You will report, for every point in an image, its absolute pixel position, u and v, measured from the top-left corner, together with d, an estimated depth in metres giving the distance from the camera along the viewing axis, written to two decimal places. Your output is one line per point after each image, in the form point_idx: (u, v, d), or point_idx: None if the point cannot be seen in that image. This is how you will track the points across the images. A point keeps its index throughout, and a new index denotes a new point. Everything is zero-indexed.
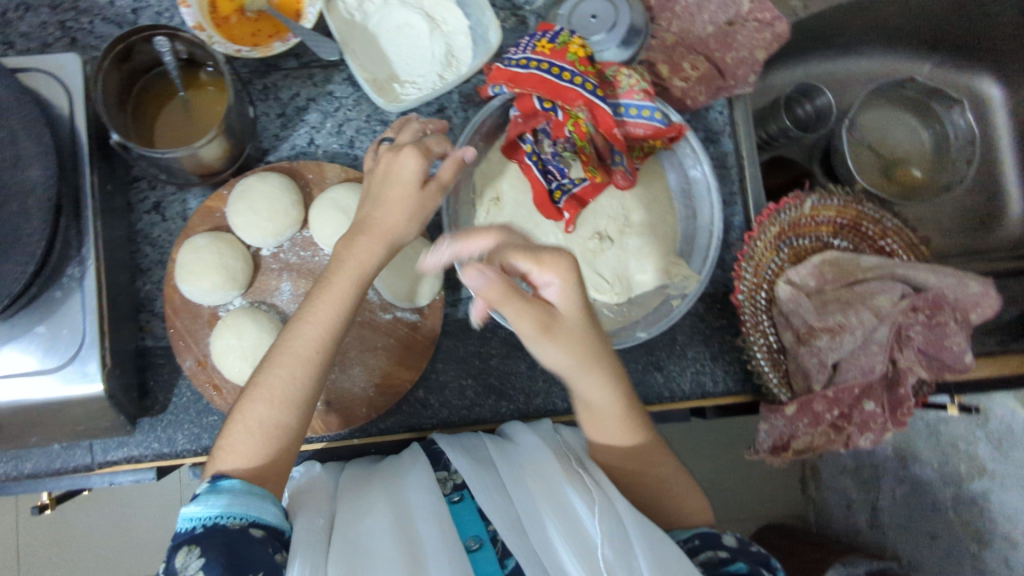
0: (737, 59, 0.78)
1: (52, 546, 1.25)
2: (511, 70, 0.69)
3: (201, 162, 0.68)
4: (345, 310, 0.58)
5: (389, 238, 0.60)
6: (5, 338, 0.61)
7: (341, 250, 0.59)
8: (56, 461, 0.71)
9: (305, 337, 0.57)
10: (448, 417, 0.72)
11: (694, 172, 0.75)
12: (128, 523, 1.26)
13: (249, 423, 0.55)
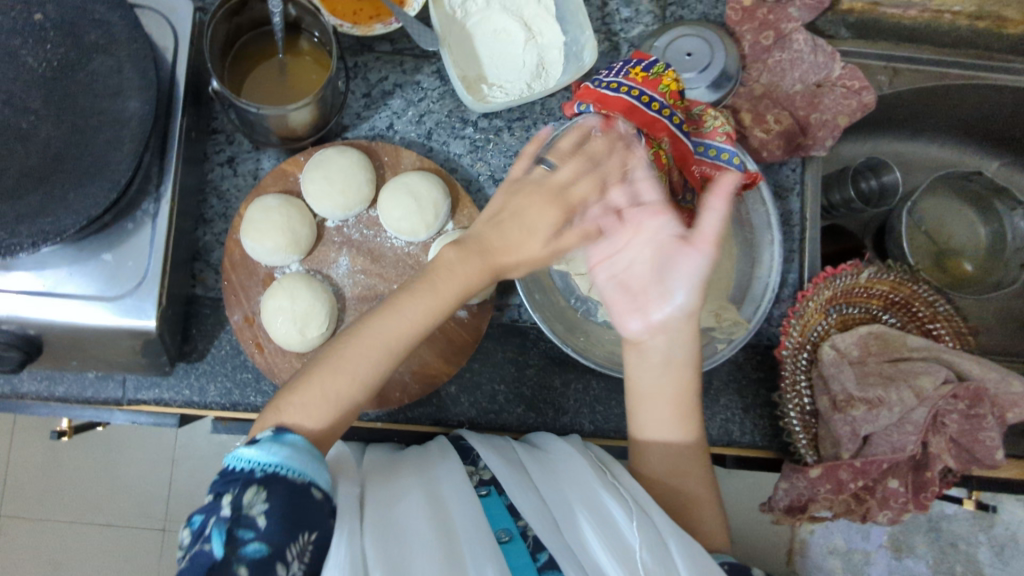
0: (820, 121, 0.78)
1: (41, 477, 1.25)
2: (599, 91, 0.68)
3: (288, 125, 0.69)
4: (438, 312, 0.59)
5: (496, 267, 0.61)
6: (72, 260, 0.62)
7: (453, 262, 0.60)
8: (87, 390, 0.71)
9: (396, 324, 0.58)
10: (475, 417, 0.72)
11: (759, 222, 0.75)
12: (122, 469, 1.25)
13: (318, 388, 0.55)
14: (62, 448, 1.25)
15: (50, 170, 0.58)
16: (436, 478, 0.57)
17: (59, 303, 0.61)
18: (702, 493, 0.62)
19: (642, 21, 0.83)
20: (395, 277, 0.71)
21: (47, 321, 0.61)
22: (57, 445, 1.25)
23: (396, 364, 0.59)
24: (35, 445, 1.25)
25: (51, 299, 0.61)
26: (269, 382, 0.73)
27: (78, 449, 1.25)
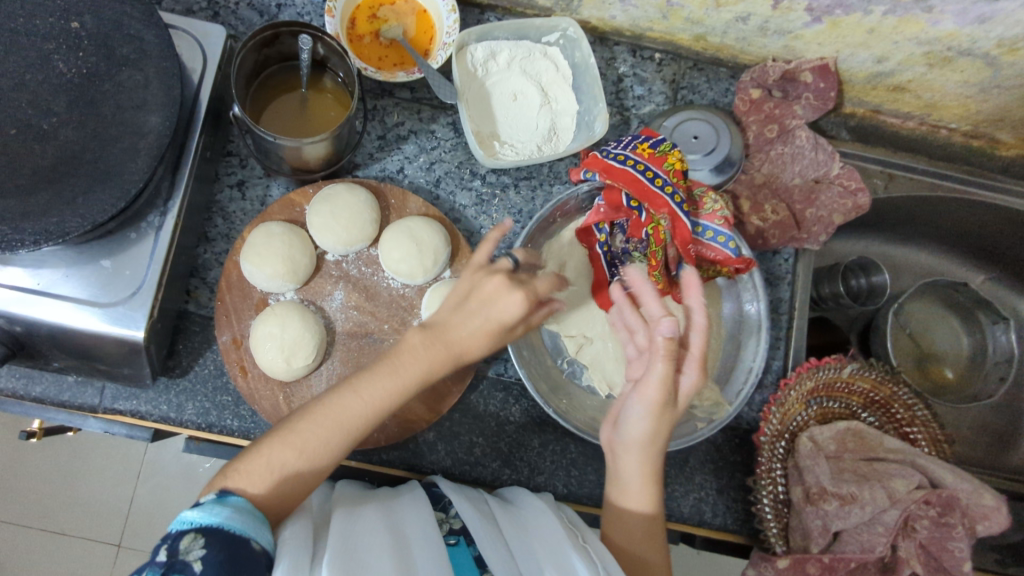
0: (816, 216, 0.81)
1: None
2: (605, 162, 0.72)
3: (302, 157, 0.70)
4: (400, 398, 0.56)
5: (461, 354, 0.57)
6: (71, 262, 0.63)
7: (417, 346, 0.56)
8: (64, 393, 0.71)
9: (352, 409, 0.54)
10: (449, 467, 0.72)
11: (749, 307, 0.76)
12: (81, 480, 1.23)
13: (272, 454, 0.53)
14: (21, 452, 1.21)
15: (63, 174, 0.59)
16: (402, 512, 0.57)
17: (50, 303, 0.61)
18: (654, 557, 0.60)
19: (654, 100, 0.86)
20: (386, 317, 0.71)
21: (34, 320, 0.61)
22: (14, 449, 1.21)
23: (352, 444, 0.55)
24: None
25: (43, 299, 0.61)
26: (247, 406, 0.72)
27: (37, 454, 1.22)
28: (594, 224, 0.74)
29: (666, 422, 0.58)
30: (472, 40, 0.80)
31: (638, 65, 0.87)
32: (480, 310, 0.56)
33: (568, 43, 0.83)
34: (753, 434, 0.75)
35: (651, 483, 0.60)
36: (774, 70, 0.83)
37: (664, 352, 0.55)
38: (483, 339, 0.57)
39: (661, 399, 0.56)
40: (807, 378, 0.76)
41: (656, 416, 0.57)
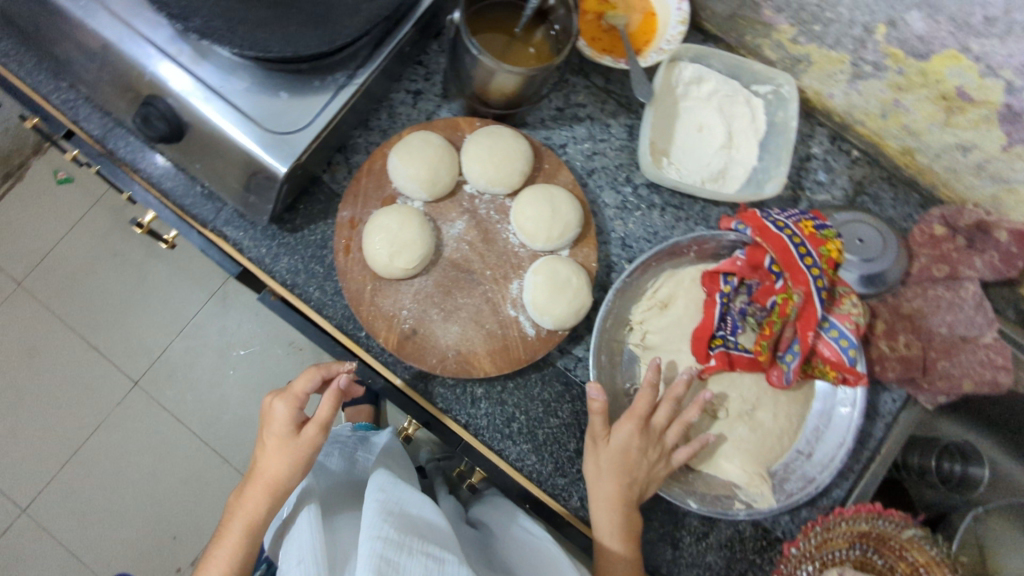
0: (945, 372, 0.75)
1: (70, 275, 1.41)
2: (763, 221, 0.70)
3: (491, 86, 0.70)
4: (249, 531, 0.62)
5: (273, 486, 0.62)
6: (255, 82, 0.66)
7: (243, 497, 0.63)
8: (188, 199, 0.75)
9: (214, 560, 0.61)
10: (483, 426, 0.71)
11: (841, 417, 0.71)
12: (134, 309, 1.41)
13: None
14: (99, 261, 1.42)
15: (289, 2, 0.63)
16: (412, 498, 0.66)
17: (223, 108, 0.65)
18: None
19: (833, 192, 0.82)
20: (491, 265, 0.71)
21: (199, 113, 0.65)
22: (94, 258, 1.42)
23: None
24: (81, 247, 1.42)
25: (215, 101, 0.65)
26: (333, 283, 0.74)
27: (105, 271, 1.41)
28: (724, 273, 0.72)
29: (614, 459, 0.64)
30: (686, 57, 0.79)
31: (832, 153, 0.83)
32: (267, 445, 0.64)
33: (776, 100, 0.80)
34: (785, 543, 0.73)
35: (620, 506, 0.64)
36: (969, 215, 0.79)
37: (598, 410, 0.64)
38: (279, 481, 0.62)
39: (601, 437, 0.65)
40: (867, 521, 0.70)
41: (600, 452, 0.65)
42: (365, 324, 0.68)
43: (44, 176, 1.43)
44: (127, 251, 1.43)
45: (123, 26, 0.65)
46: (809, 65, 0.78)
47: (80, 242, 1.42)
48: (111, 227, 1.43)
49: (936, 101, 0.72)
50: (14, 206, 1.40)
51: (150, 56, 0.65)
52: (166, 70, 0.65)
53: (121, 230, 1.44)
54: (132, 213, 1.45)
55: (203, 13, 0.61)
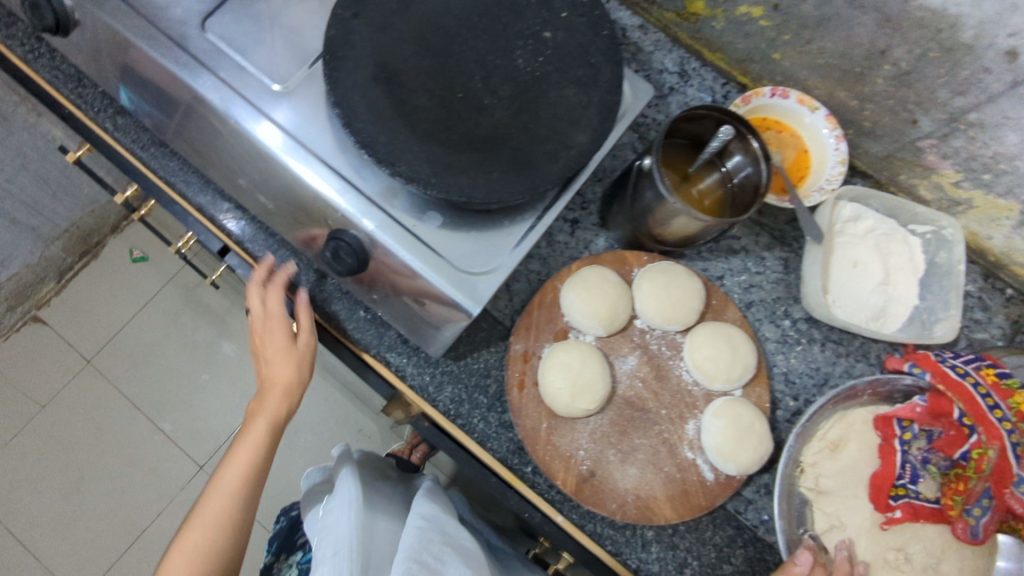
0: None
1: (143, 357, 1.44)
2: (941, 367, 0.71)
3: (670, 227, 0.70)
4: (264, 446, 0.65)
5: (291, 392, 0.68)
6: (444, 219, 0.65)
7: (256, 419, 0.66)
8: (351, 324, 0.72)
9: (231, 469, 0.63)
10: (656, 572, 0.68)
11: None
12: (202, 390, 1.44)
13: (184, 557, 0.60)
14: (169, 339, 1.46)
15: (490, 147, 0.64)
16: (452, 526, 0.78)
17: (327, 175, 0.64)
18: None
19: (992, 330, 0.83)
20: (666, 403, 0.69)
21: (291, 169, 0.64)
22: (164, 336, 1.46)
23: (256, 485, 0.65)
24: (152, 324, 1.46)
25: (308, 157, 0.64)
26: (496, 415, 0.70)
27: (174, 354, 1.45)
28: (903, 419, 0.71)
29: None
30: (844, 198, 0.80)
31: (986, 291, 0.84)
32: (275, 354, 0.68)
33: (936, 241, 0.80)
34: None
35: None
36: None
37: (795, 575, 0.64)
38: (284, 402, 0.67)
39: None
40: None
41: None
42: (542, 464, 0.66)
43: (120, 254, 1.49)
44: (197, 335, 1.46)
45: (227, 88, 0.63)
46: (970, 208, 0.80)
47: (152, 320, 1.46)
48: (181, 308, 1.47)
49: None
50: (89, 283, 1.47)
51: (243, 114, 0.63)
52: (261, 130, 0.63)
53: (193, 311, 1.47)
54: (202, 294, 1.48)
55: (409, 158, 0.62)
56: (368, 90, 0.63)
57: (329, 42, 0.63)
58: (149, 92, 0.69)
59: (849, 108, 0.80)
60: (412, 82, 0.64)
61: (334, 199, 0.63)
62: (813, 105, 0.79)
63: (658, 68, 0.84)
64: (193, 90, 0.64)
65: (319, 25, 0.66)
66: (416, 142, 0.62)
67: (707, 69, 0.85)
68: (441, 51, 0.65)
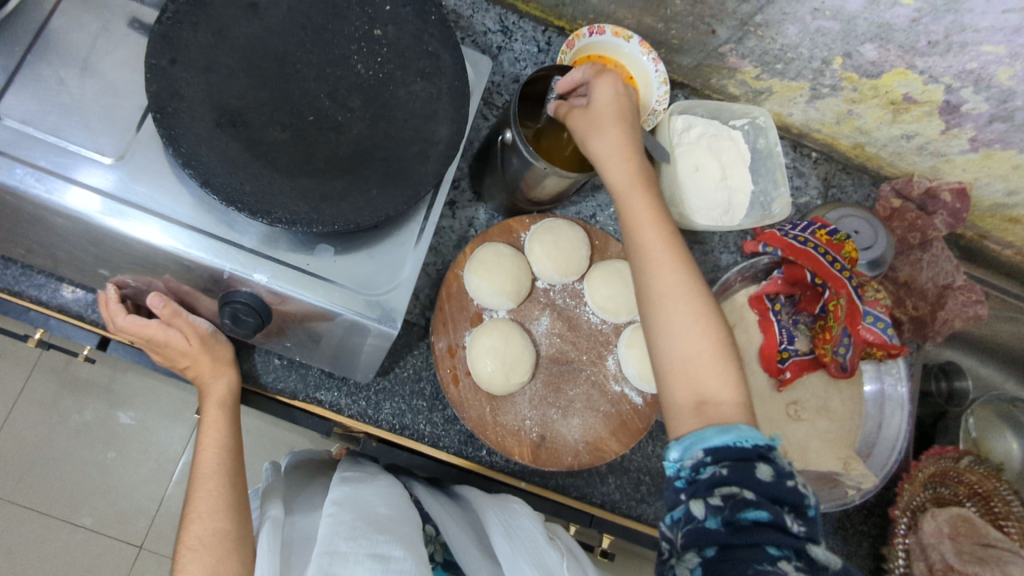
0: (943, 319, 0.96)
1: (23, 460, 1.15)
2: (789, 242, 0.82)
3: (542, 188, 0.73)
4: (227, 429, 0.64)
5: (226, 365, 0.66)
6: (331, 251, 0.62)
7: (212, 414, 0.65)
8: (269, 375, 0.70)
9: (205, 458, 0.62)
10: (618, 499, 0.76)
11: (893, 390, 0.87)
12: (113, 471, 1.18)
13: (194, 547, 0.56)
14: (55, 433, 1.17)
15: (359, 165, 0.62)
16: (370, 497, 0.61)
17: (179, 233, 0.58)
18: (698, 347, 0.55)
19: (810, 192, 0.99)
20: (586, 348, 0.75)
21: (122, 232, 0.57)
22: (48, 429, 1.17)
23: (237, 470, 0.63)
24: (28, 424, 1.17)
25: (146, 216, 0.57)
26: (440, 412, 0.73)
27: (68, 442, 1.17)
28: (770, 294, 0.84)
29: (608, 117, 0.63)
30: (675, 113, 0.88)
31: (798, 159, 1.00)
32: (195, 352, 0.63)
33: (754, 130, 0.91)
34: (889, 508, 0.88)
35: (672, 245, 0.58)
36: (919, 184, 0.99)
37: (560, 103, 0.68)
38: (230, 378, 0.66)
39: (619, 151, 0.62)
40: (933, 462, 0.89)
41: (612, 130, 0.63)
42: (497, 446, 0.69)
43: None
44: (86, 417, 1.18)
45: (43, 170, 0.56)
46: (770, 95, 0.92)
47: (27, 418, 1.17)
48: (59, 393, 1.18)
49: (885, 106, 0.88)
50: None
51: (47, 184, 0.56)
52: (71, 197, 0.56)
53: (71, 391, 1.19)
54: (79, 369, 1.20)
55: (282, 203, 0.59)
56: (215, 138, 0.58)
57: (155, 99, 0.57)
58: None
59: (656, 31, 0.86)
60: (259, 118, 0.60)
61: (204, 260, 0.58)
62: (626, 35, 0.84)
63: (480, 31, 0.87)
64: (11, 189, 0.55)
65: (137, 79, 0.61)
66: (286, 179, 0.59)
67: (525, 20, 0.89)
68: (276, 77, 0.62)
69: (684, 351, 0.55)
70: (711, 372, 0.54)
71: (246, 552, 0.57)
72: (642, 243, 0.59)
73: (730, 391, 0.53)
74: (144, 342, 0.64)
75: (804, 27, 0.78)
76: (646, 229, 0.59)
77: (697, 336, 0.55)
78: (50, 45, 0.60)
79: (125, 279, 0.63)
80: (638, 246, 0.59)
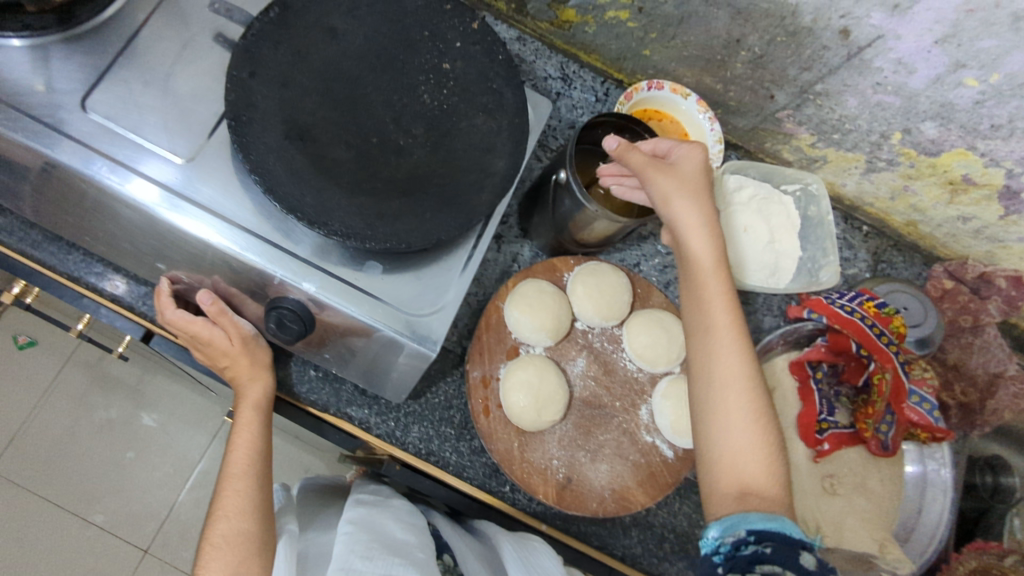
0: (992, 407, 0.92)
1: (48, 450, 1.17)
2: (835, 309, 0.81)
3: (591, 231, 0.74)
4: (258, 432, 0.64)
5: (264, 369, 0.66)
6: (379, 267, 0.63)
7: (244, 416, 0.65)
8: (302, 385, 0.70)
9: (235, 458, 0.62)
10: (639, 553, 0.74)
11: (936, 475, 0.84)
12: (130, 471, 1.19)
13: (218, 545, 0.56)
14: (78, 428, 1.19)
15: (415, 188, 0.64)
16: (389, 522, 0.60)
17: (238, 236, 0.60)
18: (752, 442, 0.55)
19: (858, 264, 0.98)
20: (620, 394, 0.74)
21: (174, 225, 0.59)
22: (74, 423, 1.19)
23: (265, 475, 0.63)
24: (56, 416, 1.18)
25: (206, 216, 0.59)
26: (466, 443, 0.73)
27: (91, 438, 1.19)
28: (813, 360, 0.82)
29: (693, 190, 0.61)
30: (727, 172, 0.88)
31: (848, 231, 1.00)
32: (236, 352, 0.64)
33: (806, 196, 0.91)
34: None
35: (739, 332, 0.58)
36: (973, 268, 0.97)
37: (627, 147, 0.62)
38: (266, 383, 0.66)
39: (698, 223, 0.60)
40: (974, 555, 0.84)
41: (704, 201, 0.61)
42: (522, 482, 0.68)
43: None
44: (111, 415, 1.20)
45: (118, 162, 0.59)
46: (825, 163, 0.92)
47: (56, 410, 1.19)
48: (89, 389, 1.21)
49: (944, 186, 0.87)
50: None
51: (120, 177, 0.58)
52: (134, 187, 0.58)
53: (100, 389, 1.21)
54: (111, 367, 1.22)
55: (339, 217, 0.60)
56: (282, 149, 0.61)
57: (231, 106, 0.60)
58: (12, 172, 0.61)
59: (714, 91, 0.88)
60: (325, 134, 0.63)
61: (258, 263, 0.60)
62: (684, 92, 0.86)
63: (542, 77, 0.90)
64: (88, 176, 0.58)
65: (216, 87, 0.64)
66: (344, 195, 0.61)
67: (586, 70, 0.92)
68: (346, 98, 0.64)
69: (738, 443, 0.55)
70: (759, 467, 0.54)
71: (266, 557, 0.57)
72: (711, 320, 0.58)
73: (773, 490, 0.54)
74: (188, 338, 0.65)
75: (865, 99, 0.78)
76: (717, 308, 0.58)
77: (747, 431, 0.55)
78: (139, 46, 0.63)
79: (178, 273, 0.64)
80: (708, 324, 0.58)
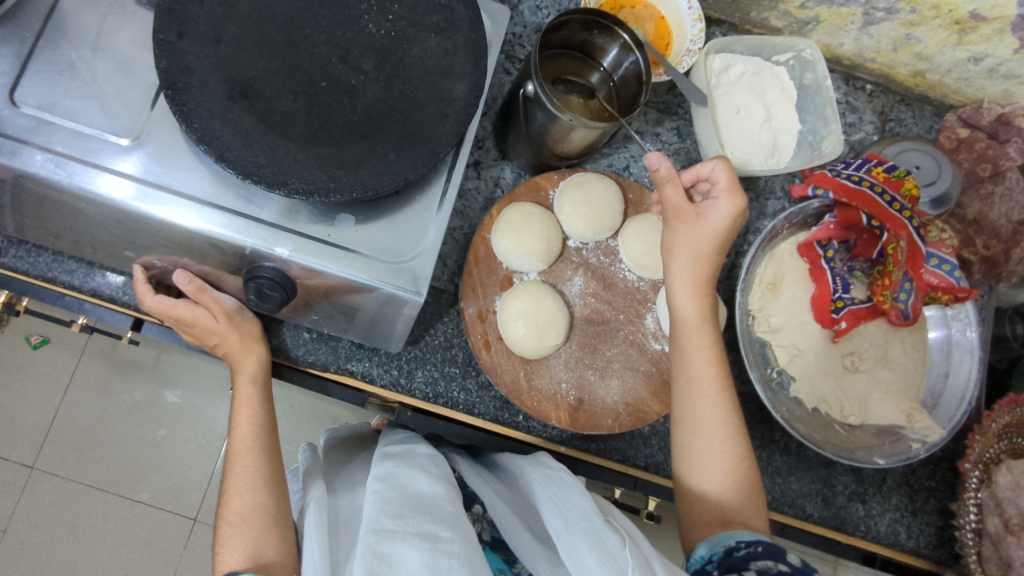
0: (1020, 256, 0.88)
1: (83, 440, 1.21)
2: (842, 182, 0.76)
3: (570, 142, 0.69)
4: (259, 405, 0.65)
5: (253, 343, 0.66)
6: (350, 220, 0.60)
7: (245, 392, 0.66)
8: (298, 348, 0.70)
9: (240, 434, 0.63)
10: (662, 461, 0.74)
11: (960, 335, 0.81)
12: (162, 447, 1.23)
13: (234, 523, 0.57)
14: (107, 413, 1.23)
15: (374, 129, 0.60)
16: (413, 473, 0.60)
17: (197, 211, 0.57)
18: (731, 481, 0.61)
19: (865, 127, 0.93)
20: (623, 307, 0.72)
21: (147, 215, 0.57)
22: (101, 410, 1.22)
23: (273, 446, 0.64)
24: (82, 406, 1.22)
25: (162, 195, 0.57)
26: (473, 379, 0.73)
27: (120, 421, 1.22)
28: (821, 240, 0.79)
29: (694, 259, 0.63)
30: (712, 52, 0.82)
31: (850, 93, 0.93)
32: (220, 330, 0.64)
33: (799, 64, 0.85)
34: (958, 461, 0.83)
35: (718, 383, 0.63)
36: (989, 112, 0.91)
37: (669, 177, 0.60)
38: (259, 355, 0.67)
39: (685, 279, 0.63)
40: (1007, 411, 0.82)
41: (704, 260, 0.63)
42: (533, 411, 0.68)
43: (14, 346, 1.21)
44: (135, 397, 1.23)
45: (57, 155, 0.56)
46: (818, 24, 0.85)
47: (82, 401, 1.22)
48: (109, 374, 1.23)
49: (950, 27, 0.80)
50: None
51: (61, 170, 0.56)
52: (103, 183, 0.56)
53: (119, 372, 1.24)
54: (125, 351, 1.24)
55: (297, 174, 0.57)
56: (226, 110, 0.57)
57: (165, 75, 0.56)
58: None
59: None
60: (270, 87, 0.58)
61: (225, 236, 0.57)
62: None
63: None
64: (34, 176, 0.55)
65: (148, 56, 0.60)
66: (299, 149, 0.58)
67: None
68: (284, 42, 0.60)
69: (719, 482, 0.61)
70: (743, 504, 0.61)
71: (284, 528, 0.58)
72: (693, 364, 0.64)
73: (754, 518, 0.61)
74: (173, 320, 0.65)
75: None
76: (699, 356, 0.63)
77: (725, 477, 0.61)
78: (50, 32, 0.59)
79: (149, 258, 0.63)
80: (689, 374, 0.63)
